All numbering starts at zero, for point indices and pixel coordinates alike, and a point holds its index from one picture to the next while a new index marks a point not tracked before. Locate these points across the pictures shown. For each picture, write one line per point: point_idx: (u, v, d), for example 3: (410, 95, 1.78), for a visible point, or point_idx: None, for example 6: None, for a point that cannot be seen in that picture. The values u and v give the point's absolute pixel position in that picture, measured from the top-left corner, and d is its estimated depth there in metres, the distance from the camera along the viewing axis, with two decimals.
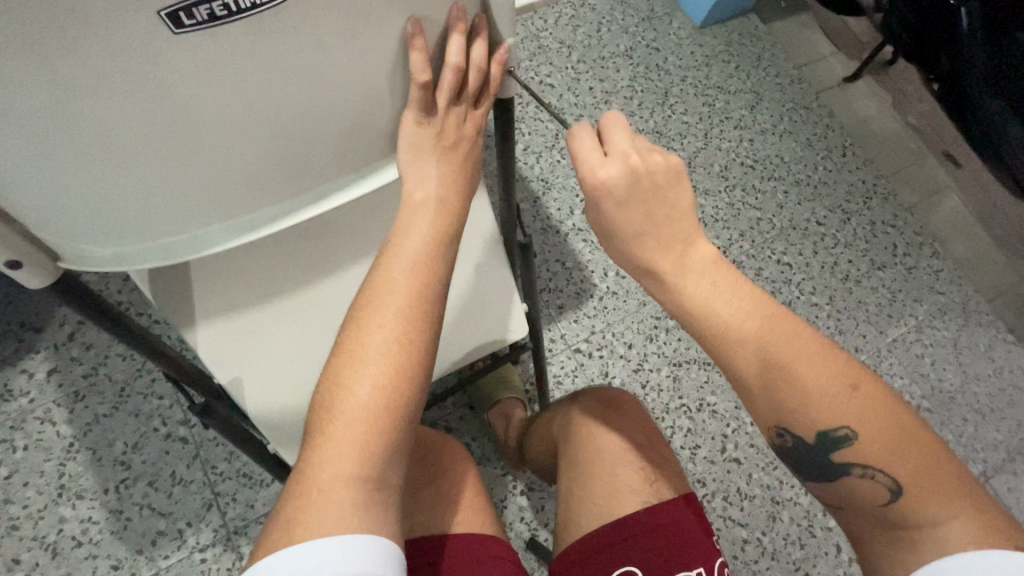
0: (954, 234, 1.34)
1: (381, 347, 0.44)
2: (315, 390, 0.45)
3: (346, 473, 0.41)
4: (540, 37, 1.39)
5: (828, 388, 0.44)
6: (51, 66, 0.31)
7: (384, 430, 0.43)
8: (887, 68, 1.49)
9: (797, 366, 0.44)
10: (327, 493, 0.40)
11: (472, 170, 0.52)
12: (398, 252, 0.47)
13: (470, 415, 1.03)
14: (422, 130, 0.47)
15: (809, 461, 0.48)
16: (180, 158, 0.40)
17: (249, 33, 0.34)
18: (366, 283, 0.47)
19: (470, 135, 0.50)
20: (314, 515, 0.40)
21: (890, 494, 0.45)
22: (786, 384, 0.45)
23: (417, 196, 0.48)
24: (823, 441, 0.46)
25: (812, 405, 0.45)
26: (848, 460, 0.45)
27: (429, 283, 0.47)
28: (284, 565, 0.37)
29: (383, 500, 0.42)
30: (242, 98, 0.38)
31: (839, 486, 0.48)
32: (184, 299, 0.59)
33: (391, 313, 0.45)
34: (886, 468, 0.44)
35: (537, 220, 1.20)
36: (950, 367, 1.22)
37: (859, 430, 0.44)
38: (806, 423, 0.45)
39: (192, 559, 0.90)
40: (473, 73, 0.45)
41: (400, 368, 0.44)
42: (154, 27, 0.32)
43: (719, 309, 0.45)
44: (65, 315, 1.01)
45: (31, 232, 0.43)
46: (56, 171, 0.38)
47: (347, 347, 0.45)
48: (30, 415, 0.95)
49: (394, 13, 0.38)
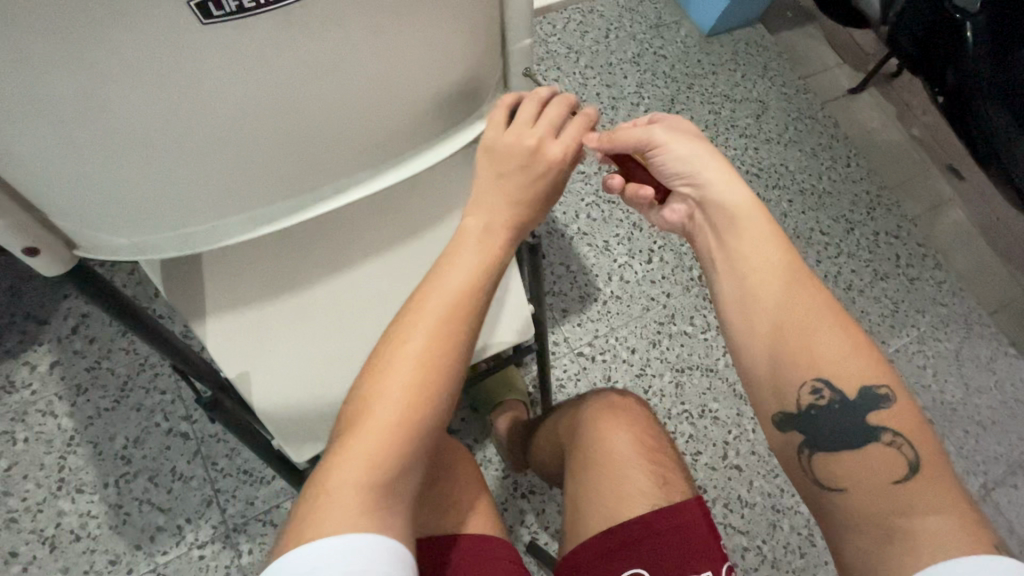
0: (958, 246, 1.35)
1: (414, 360, 0.45)
2: (347, 399, 0.47)
3: (356, 480, 0.42)
4: (549, 42, 1.41)
5: (859, 347, 0.51)
6: (80, 53, 0.32)
7: (402, 446, 0.43)
8: (892, 81, 1.50)
9: (836, 315, 0.52)
10: (339, 495, 0.41)
11: (542, 205, 0.52)
12: (437, 269, 0.48)
13: (472, 417, 1.03)
14: (497, 173, 0.49)
15: (836, 424, 0.50)
16: (196, 147, 0.40)
17: (276, 24, 0.35)
18: (409, 301, 0.48)
19: (555, 177, 0.50)
20: (325, 514, 0.40)
21: (907, 467, 0.47)
22: (824, 325, 0.51)
23: (464, 219, 0.49)
24: (860, 398, 0.50)
25: (850, 356, 0.50)
26: (882, 421, 0.48)
27: (458, 302, 0.47)
28: (301, 556, 0.38)
29: (394, 509, 0.43)
30: (263, 89, 0.38)
31: (854, 462, 0.49)
32: (193, 289, 0.59)
33: (422, 328, 0.46)
34: (909, 439, 0.48)
35: (543, 222, 1.20)
36: (952, 378, 1.23)
37: (892, 390, 0.49)
38: (847, 374, 0.50)
39: (190, 556, 0.89)
40: (529, 105, 0.50)
41: (426, 384, 0.45)
42: (182, 16, 0.32)
43: (766, 253, 0.54)
44: (70, 307, 1.01)
45: (50, 219, 0.43)
46: (79, 158, 0.38)
47: (380, 356, 0.46)
48: (31, 407, 0.95)
49: (417, 11, 0.39)
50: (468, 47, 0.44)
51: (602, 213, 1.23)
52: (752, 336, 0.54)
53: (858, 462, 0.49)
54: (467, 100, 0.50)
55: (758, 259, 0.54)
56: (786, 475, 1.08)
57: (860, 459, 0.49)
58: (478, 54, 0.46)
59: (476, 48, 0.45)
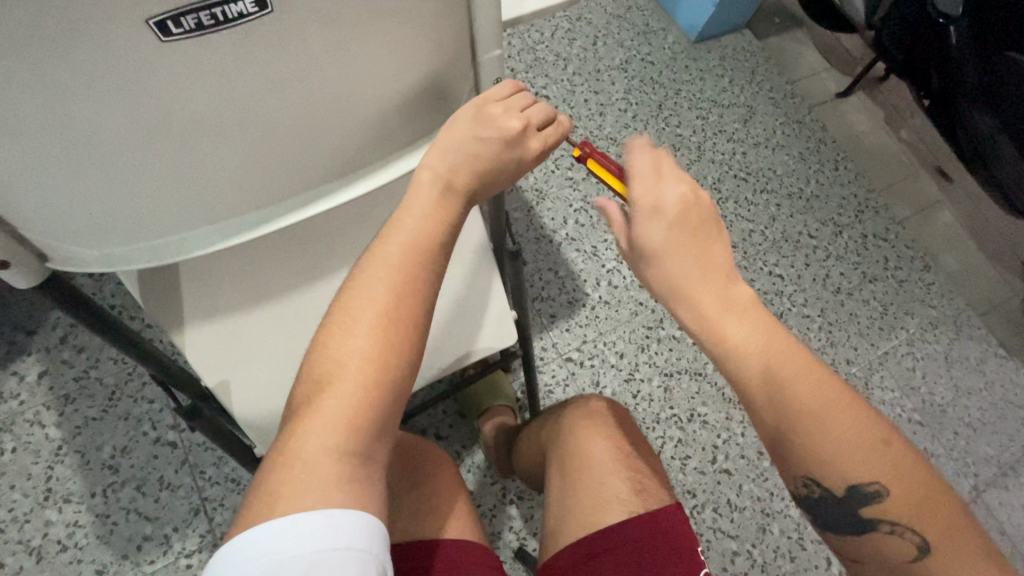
0: (946, 249, 1.35)
1: (373, 318, 0.47)
2: (307, 363, 0.47)
3: (331, 445, 0.43)
4: (537, 50, 1.42)
5: (857, 439, 0.46)
6: (37, 69, 0.32)
7: (373, 405, 0.45)
8: (879, 84, 1.51)
9: (830, 412, 0.46)
10: (312, 467, 0.42)
11: (498, 180, 0.53)
12: (393, 230, 0.50)
13: (460, 423, 1.03)
14: (477, 134, 0.49)
15: (830, 512, 0.49)
16: (163, 159, 0.41)
17: (236, 40, 0.35)
18: (361, 262, 0.50)
19: (522, 163, 0.52)
20: (295, 488, 0.41)
21: (918, 550, 0.46)
22: (816, 425, 0.46)
23: (424, 175, 0.50)
24: (852, 495, 0.47)
25: (844, 458, 0.46)
26: (877, 514, 0.47)
27: (418, 261, 0.49)
28: (266, 541, 0.39)
29: (368, 474, 0.44)
30: (227, 104, 0.39)
31: (862, 539, 0.49)
32: (172, 300, 0.59)
33: (381, 287, 0.48)
34: (914, 525, 0.46)
35: (531, 229, 1.21)
36: (941, 381, 1.23)
37: (888, 485, 0.46)
38: (834, 475, 0.47)
39: (177, 565, 0.89)
40: (524, 96, 0.51)
41: (390, 342, 0.47)
42: (141, 35, 0.32)
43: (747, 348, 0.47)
44: (58, 317, 1.01)
45: (21, 232, 0.43)
46: (43, 173, 0.39)
47: (337, 320, 0.47)
48: (19, 417, 0.95)
49: (380, 27, 0.39)
50: (431, 57, 0.45)
51: (590, 218, 1.23)
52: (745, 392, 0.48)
53: (867, 541, 0.49)
54: (435, 108, 0.50)
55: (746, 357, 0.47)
56: (775, 479, 1.08)
57: (868, 538, 0.49)
58: (443, 64, 0.46)
59: (440, 58, 0.45)
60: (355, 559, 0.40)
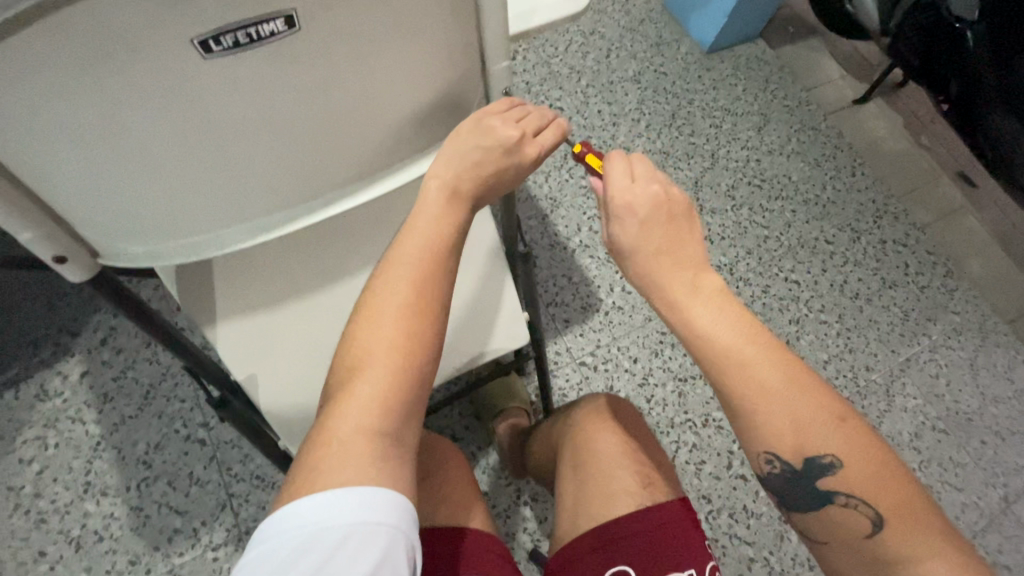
0: (970, 254, 1.33)
1: (397, 311, 0.51)
2: (338, 354, 0.51)
3: (364, 425, 0.46)
4: (551, 63, 1.46)
5: (813, 414, 0.48)
6: (97, 83, 0.36)
7: (399, 391, 0.49)
8: (897, 90, 1.51)
9: (787, 389, 0.48)
10: (349, 445, 0.45)
11: (499, 186, 0.58)
12: (410, 233, 0.55)
13: (475, 425, 1.06)
14: (479, 145, 0.53)
15: (791, 489, 0.50)
16: (202, 163, 0.45)
17: (268, 55, 0.39)
18: (383, 262, 0.54)
19: (523, 167, 0.57)
20: (332, 463, 0.45)
21: (872, 524, 0.46)
22: (775, 402, 0.48)
23: (432, 184, 0.55)
24: (811, 468, 0.48)
25: (802, 431, 0.47)
26: (831, 487, 0.48)
27: (436, 259, 0.54)
28: (305, 513, 0.42)
29: (399, 456, 0.48)
30: (259, 111, 0.43)
31: (818, 516, 0.50)
32: (205, 298, 0.64)
33: (403, 283, 0.52)
34: (870, 499, 0.46)
35: (545, 236, 1.24)
36: (967, 388, 1.20)
37: (843, 457, 0.47)
38: (793, 447, 0.48)
39: (205, 557, 0.93)
40: (521, 110, 0.56)
41: (413, 332, 0.51)
42: (187, 51, 0.37)
43: (712, 330, 0.50)
44: (99, 320, 1.07)
45: (77, 231, 0.48)
46: (97, 177, 0.43)
47: (363, 315, 0.52)
48: (62, 414, 1.01)
49: (397, 39, 0.43)
50: (445, 68, 0.48)
51: None
52: (722, 379, 0.49)
53: (825, 519, 0.49)
54: (448, 115, 0.54)
55: (713, 335, 0.50)
56: None
57: (824, 515, 0.50)
58: (456, 74, 0.50)
59: (453, 69, 0.49)
60: (384, 534, 0.42)
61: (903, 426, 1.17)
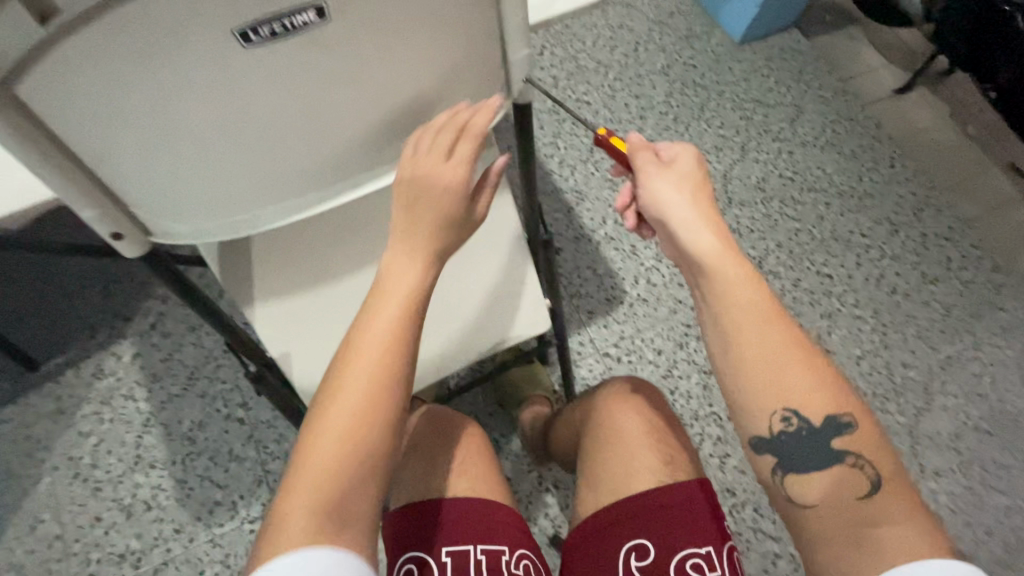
0: (1020, 249, 1.27)
1: (361, 377, 0.51)
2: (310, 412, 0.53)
3: (317, 491, 0.48)
4: (578, 58, 1.47)
5: (824, 383, 0.50)
6: (149, 71, 0.40)
7: (354, 457, 0.50)
8: (942, 78, 1.45)
9: (801, 354, 0.50)
10: (299, 511, 0.47)
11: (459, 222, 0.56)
12: (381, 295, 0.54)
13: (498, 412, 1.08)
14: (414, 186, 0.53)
15: (799, 451, 0.51)
16: (241, 146, 0.48)
17: (301, 43, 0.42)
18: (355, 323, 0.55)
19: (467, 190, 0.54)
20: (285, 527, 0.47)
21: (871, 486, 0.49)
22: (791, 364, 0.50)
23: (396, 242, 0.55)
24: (828, 426, 0.50)
25: (816, 393, 0.50)
26: (844, 445, 0.50)
27: (403, 323, 0.53)
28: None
29: (351, 522, 0.49)
30: (292, 96, 0.46)
31: (816, 481, 0.51)
32: (244, 278, 0.68)
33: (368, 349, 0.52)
34: (874, 460, 0.49)
35: (570, 228, 1.25)
36: (1013, 388, 1.15)
37: (855, 416, 0.50)
38: (807, 404, 0.50)
39: (243, 529, 0.99)
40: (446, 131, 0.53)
41: (374, 399, 0.51)
42: (229, 43, 0.40)
43: (739, 284, 0.51)
44: (150, 306, 1.15)
45: (131, 211, 0.52)
46: (149, 159, 0.47)
47: (330, 378, 0.53)
48: (116, 392, 1.09)
49: (420, 26, 0.45)
50: (467, 54, 0.50)
51: None
52: (744, 330, 0.50)
53: (822, 483, 0.51)
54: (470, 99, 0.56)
55: (739, 291, 0.51)
56: None
57: (823, 479, 0.51)
58: (477, 59, 0.52)
59: (475, 55, 0.51)
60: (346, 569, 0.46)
61: (942, 425, 1.12)
